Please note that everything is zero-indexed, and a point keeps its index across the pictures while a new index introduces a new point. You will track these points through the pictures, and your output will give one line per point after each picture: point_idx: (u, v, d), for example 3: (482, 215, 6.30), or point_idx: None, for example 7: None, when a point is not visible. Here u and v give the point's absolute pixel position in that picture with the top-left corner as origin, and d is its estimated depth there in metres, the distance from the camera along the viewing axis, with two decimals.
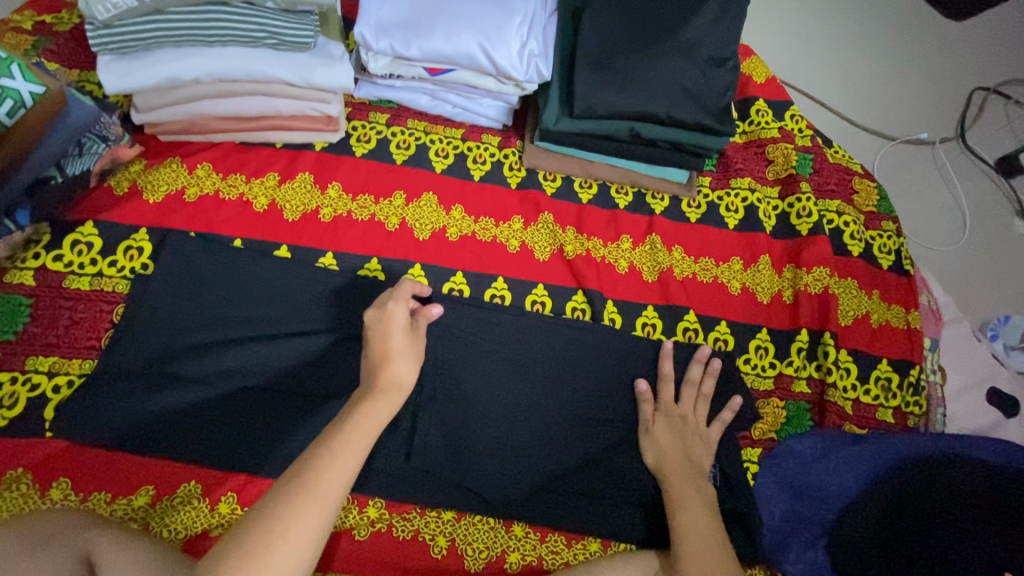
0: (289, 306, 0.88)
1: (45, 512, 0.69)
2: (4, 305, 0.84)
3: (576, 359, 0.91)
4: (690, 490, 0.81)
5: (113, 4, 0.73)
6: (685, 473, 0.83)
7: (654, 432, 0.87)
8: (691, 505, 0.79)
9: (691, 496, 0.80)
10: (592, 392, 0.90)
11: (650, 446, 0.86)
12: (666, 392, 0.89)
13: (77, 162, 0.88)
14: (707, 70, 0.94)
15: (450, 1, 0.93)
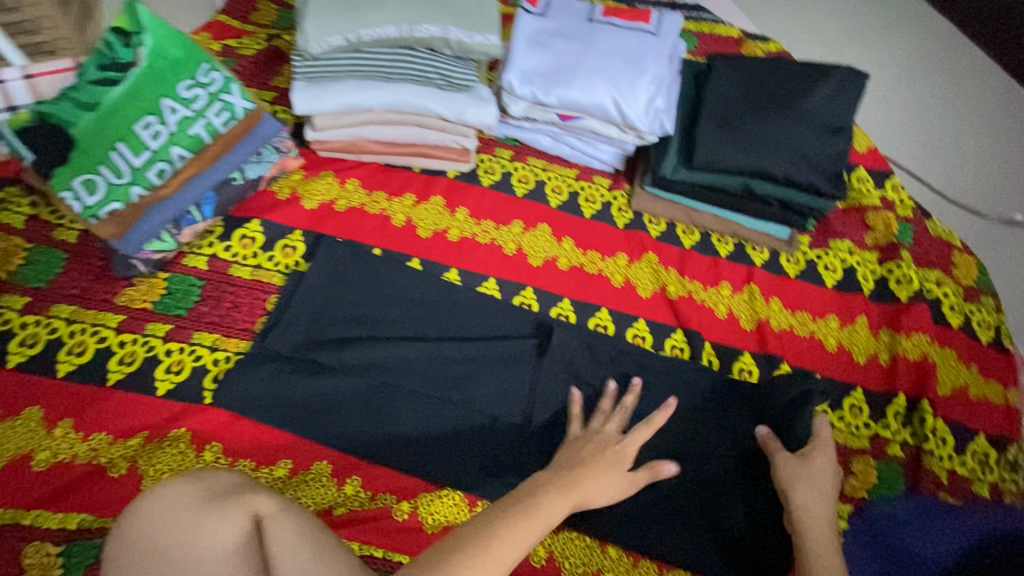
0: (420, 312, 0.97)
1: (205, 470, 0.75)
2: (179, 284, 0.96)
3: (676, 393, 0.96)
4: (828, 538, 0.77)
5: (326, 42, 0.90)
6: (823, 521, 0.79)
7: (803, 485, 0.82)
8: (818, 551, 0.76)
9: (821, 541, 0.77)
10: (690, 428, 0.93)
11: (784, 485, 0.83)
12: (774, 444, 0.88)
13: (255, 167, 0.98)
14: (823, 138, 1.01)
15: (590, 58, 1.04)
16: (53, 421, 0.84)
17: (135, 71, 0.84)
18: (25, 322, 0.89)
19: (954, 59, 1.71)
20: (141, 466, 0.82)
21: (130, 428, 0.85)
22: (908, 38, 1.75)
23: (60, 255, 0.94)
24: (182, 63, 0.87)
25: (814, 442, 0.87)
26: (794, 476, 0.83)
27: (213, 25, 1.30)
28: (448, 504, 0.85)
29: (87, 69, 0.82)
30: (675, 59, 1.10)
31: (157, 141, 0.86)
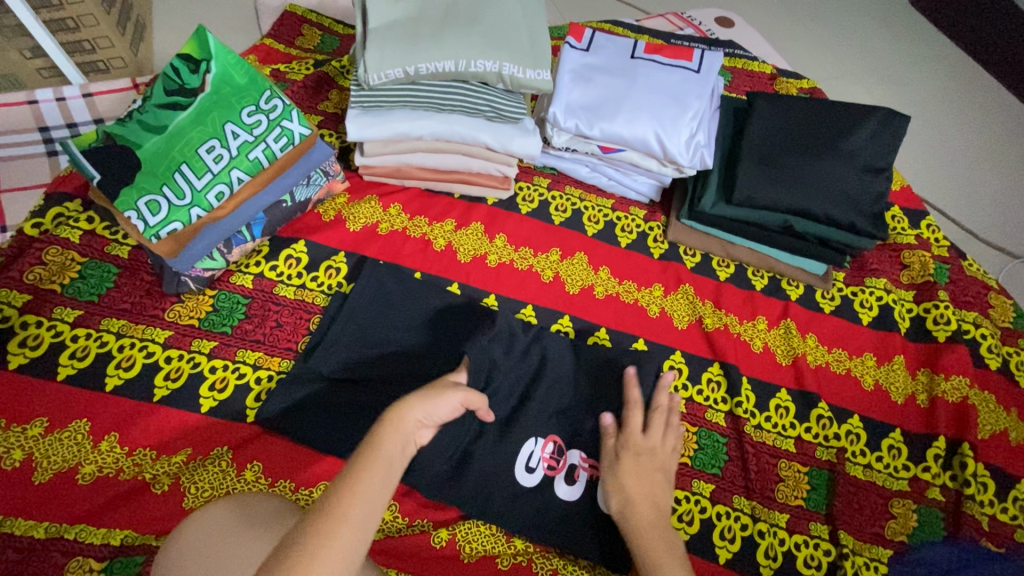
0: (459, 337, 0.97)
1: (248, 494, 0.76)
2: (225, 301, 0.97)
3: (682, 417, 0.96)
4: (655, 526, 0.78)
5: (385, 74, 0.91)
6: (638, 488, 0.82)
7: (627, 458, 0.84)
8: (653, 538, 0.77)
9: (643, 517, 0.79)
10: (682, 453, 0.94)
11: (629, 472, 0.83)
12: (632, 423, 0.88)
13: (304, 190, 1.01)
14: (865, 178, 1.02)
15: (634, 93, 1.06)
16: (98, 435, 0.85)
17: (200, 97, 0.87)
18: (76, 335, 0.91)
19: (977, 103, 1.75)
20: (184, 482, 0.82)
21: (174, 444, 0.86)
22: (933, 81, 1.79)
23: (112, 270, 0.97)
24: (245, 90, 0.90)
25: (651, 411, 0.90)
26: (631, 441, 0.86)
27: (262, 48, 1.35)
28: (484, 532, 0.86)
29: (156, 93, 0.87)
30: (716, 95, 1.12)
31: (219, 164, 0.88)
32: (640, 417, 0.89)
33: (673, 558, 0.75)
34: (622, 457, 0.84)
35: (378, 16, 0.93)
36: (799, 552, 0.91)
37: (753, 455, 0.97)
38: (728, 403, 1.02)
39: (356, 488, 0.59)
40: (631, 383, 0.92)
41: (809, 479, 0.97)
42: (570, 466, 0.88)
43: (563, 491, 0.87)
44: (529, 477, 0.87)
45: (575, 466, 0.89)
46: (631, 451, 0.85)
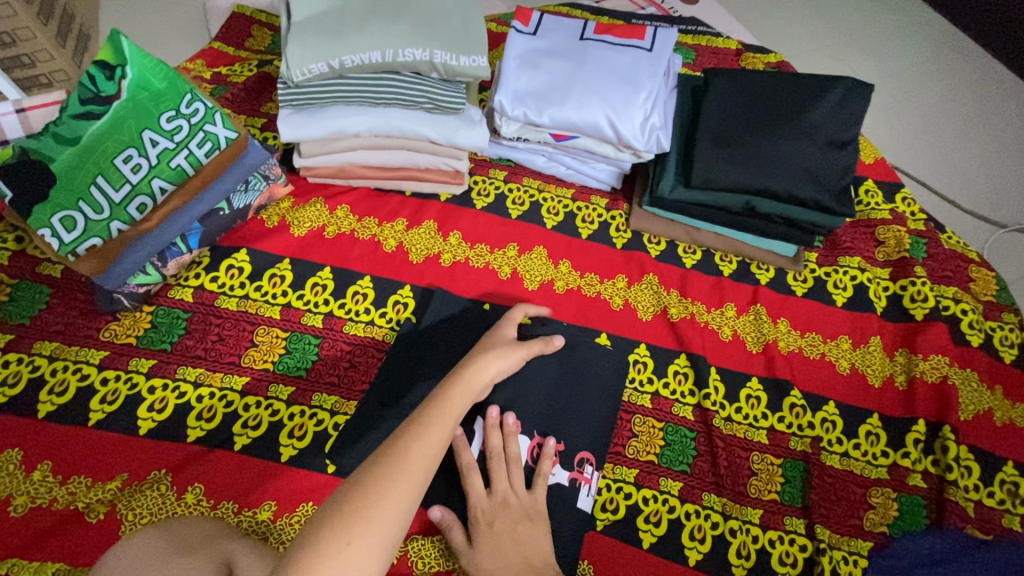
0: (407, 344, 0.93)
1: (173, 520, 0.72)
2: (164, 317, 0.93)
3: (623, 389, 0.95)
4: None
5: (309, 69, 0.88)
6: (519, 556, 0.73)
7: (485, 546, 0.74)
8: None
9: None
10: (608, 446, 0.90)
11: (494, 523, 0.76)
12: (497, 475, 0.79)
13: (242, 197, 0.97)
14: (828, 152, 0.97)
15: (583, 75, 1.01)
16: (31, 464, 0.81)
17: (116, 104, 0.83)
18: (7, 360, 0.87)
19: (958, 69, 1.69)
20: (119, 509, 0.79)
21: (109, 470, 0.82)
22: (911, 49, 1.73)
23: (44, 291, 0.93)
24: (164, 95, 0.86)
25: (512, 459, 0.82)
26: (494, 524, 0.75)
27: (207, 51, 1.30)
28: (439, 547, 0.81)
29: (70, 103, 0.82)
30: (671, 74, 1.07)
31: (138, 174, 0.84)
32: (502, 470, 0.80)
33: None
34: (477, 548, 0.74)
35: (302, 10, 0.91)
36: (774, 549, 0.86)
37: (724, 449, 0.93)
38: (696, 395, 0.97)
39: (449, 396, 0.70)
40: (460, 444, 0.81)
41: (783, 471, 0.92)
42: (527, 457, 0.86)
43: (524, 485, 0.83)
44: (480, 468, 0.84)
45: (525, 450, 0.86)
46: (495, 540, 0.74)
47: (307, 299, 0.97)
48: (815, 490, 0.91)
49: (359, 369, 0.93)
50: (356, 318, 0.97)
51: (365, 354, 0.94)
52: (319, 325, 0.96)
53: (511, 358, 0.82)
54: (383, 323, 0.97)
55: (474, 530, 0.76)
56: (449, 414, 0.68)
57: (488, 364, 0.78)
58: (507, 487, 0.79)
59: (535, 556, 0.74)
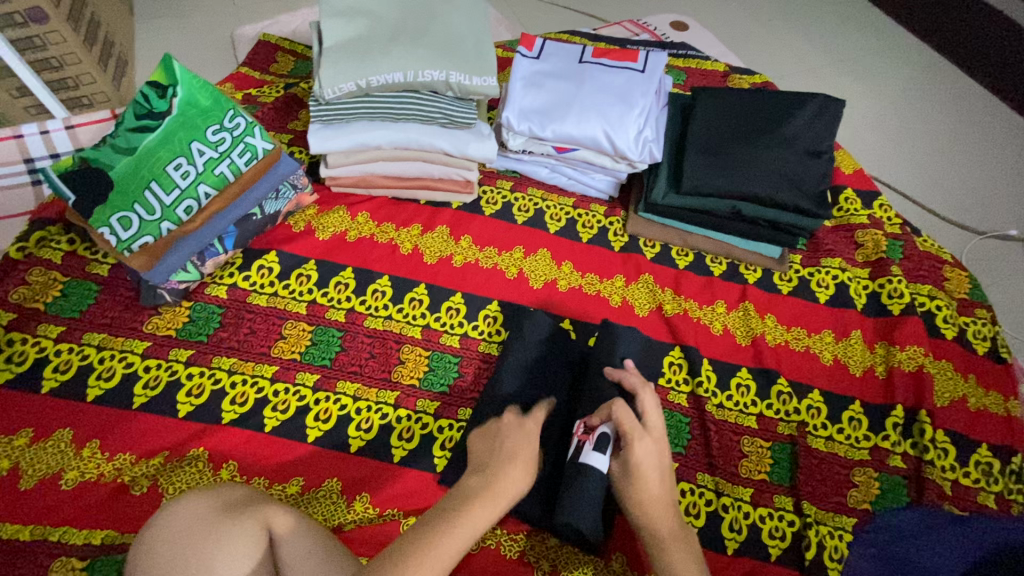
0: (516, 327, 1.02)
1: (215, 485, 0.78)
2: (201, 312, 1.02)
3: None
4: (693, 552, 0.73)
5: (338, 88, 0.99)
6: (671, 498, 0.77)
7: (649, 480, 0.76)
8: (681, 555, 0.72)
9: (678, 542, 0.73)
10: None
11: (646, 466, 0.77)
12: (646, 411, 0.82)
13: (273, 204, 1.07)
14: (806, 161, 1.07)
15: (582, 94, 1.12)
16: (81, 442, 0.88)
17: (168, 119, 0.93)
18: (59, 349, 0.95)
19: (935, 89, 1.81)
20: (161, 483, 0.86)
21: (152, 448, 0.89)
22: (890, 71, 1.85)
23: (92, 288, 1.02)
24: (210, 111, 0.97)
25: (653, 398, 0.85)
26: (647, 454, 0.77)
27: (238, 75, 1.42)
28: None
29: (126, 118, 0.92)
30: (662, 93, 1.18)
31: (186, 180, 0.94)
32: (645, 407, 0.83)
33: None
34: (633, 469, 0.77)
35: (332, 36, 1.02)
36: (765, 524, 0.93)
37: (717, 432, 1.00)
38: (690, 384, 1.05)
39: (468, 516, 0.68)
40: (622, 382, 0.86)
41: (772, 453, 0.99)
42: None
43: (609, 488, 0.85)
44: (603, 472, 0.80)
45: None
46: (651, 473, 0.77)
47: (331, 297, 1.06)
48: (802, 471, 0.97)
49: (379, 359, 1.01)
50: (376, 313, 1.06)
51: (385, 345, 1.03)
52: (342, 319, 1.04)
53: (525, 475, 0.75)
54: (400, 317, 1.06)
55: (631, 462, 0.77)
56: (456, 542, 0.66)
57: (502, 481, 0.73)
58: (655, 423, 0.82)
59: (667, 491, 0.77)
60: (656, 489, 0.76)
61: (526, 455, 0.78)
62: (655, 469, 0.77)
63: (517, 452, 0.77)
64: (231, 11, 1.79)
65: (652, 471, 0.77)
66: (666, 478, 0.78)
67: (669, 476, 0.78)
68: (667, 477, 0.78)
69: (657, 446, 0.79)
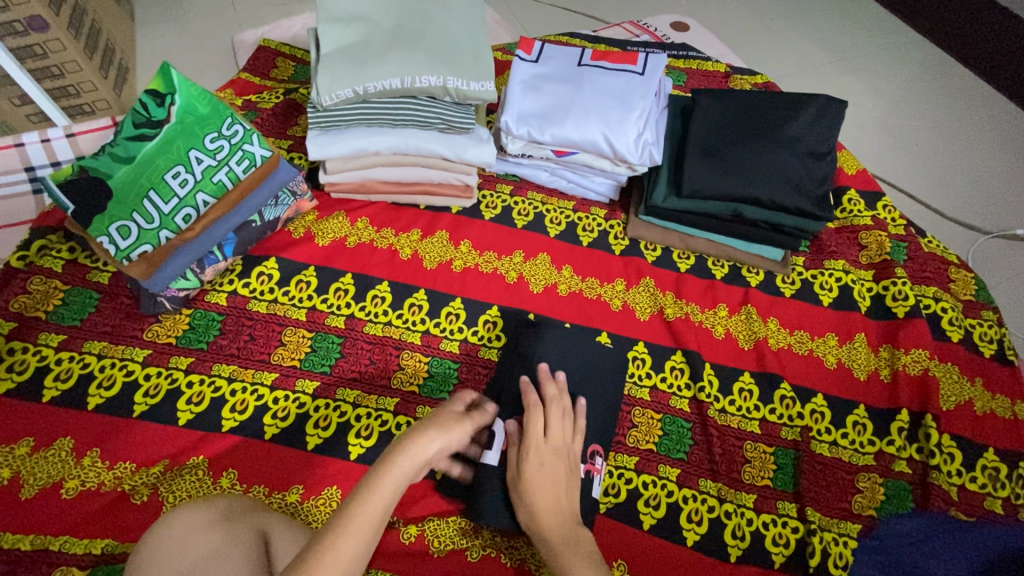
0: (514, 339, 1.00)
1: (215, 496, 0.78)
2: (201, 319, 1.02)
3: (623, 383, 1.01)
4: (585, 554, 0.75)
5: (336, 95, 0.98)
6: (564, 505, 0.79)
7: (536, 489, 0.79)
8: (573, 560, 0.73)
9: (571, 550, 0.74)
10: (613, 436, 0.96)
11: (537, 478, 0.80)
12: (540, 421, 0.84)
13: (272, 210, 1.07)
14: (808, 163, 1.06)
15: (581, 97, 1.11)
16: (81, 451, 0.88)
17: (166, 128, 0.93)
18: (60, 357, 0.96)
19: (939, 87, 1.79)
20: (161, 492, 0.86)
21: (151, 456, 0.89)
22: (894, 69, 1.83)
23: (93, 296, 1.02)
24: (207, 119, 0.97)
25: (557, 402, 0.87)
26: (538, 465, 0.80)
27: (238, 81, 1.42)
28: (454, 528, 0.87)
29: (125, 128, 0.93)
30: (662, 95, 1.17)
31: (184, 188, 0.94)
32: (543, 416, 0.85)
33: None
34: (527, 478, 0.79)
35: (329, 43, 1.02)
36: (768, 531, 0.92)
37: (719, 438, 0.99)
38: (692, 389, 1.04)
39: (379, 481, 0.70)
40: (527, 388, 0.88)
41: (775, 459, 0.98)
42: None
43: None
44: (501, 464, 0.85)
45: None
46: (541, 483, 0.79)
47: (330, 303, 1.06)
48: (806, 477, 0.96)
49: (378, 366, 1.01)
50: (375, 319, 1.05)
51: (384, 352, 1.02)
52: (342, 325, 1.04)
53: (452, 434, 0.79)
54: (400, 323, 1.05)
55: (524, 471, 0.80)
56: (380, 503, 0.68)
57: (428, 438, 0.76)
58: (557, 433, 0.84)
59: (567, 502, 0.80)
60: (548, 499, 0.79)
61: (446, 418, 0.81)
62: (548, 478, 0.80)
63: (437, 420, 0.80)
64: (231, 17, 1.79)
65: (543, 480, 0.79)
66: (560, 485, 0.80)
67: (563, 484, 0.81)
68: (560, 485, 0.80)
69: (548, 455, 0.82)
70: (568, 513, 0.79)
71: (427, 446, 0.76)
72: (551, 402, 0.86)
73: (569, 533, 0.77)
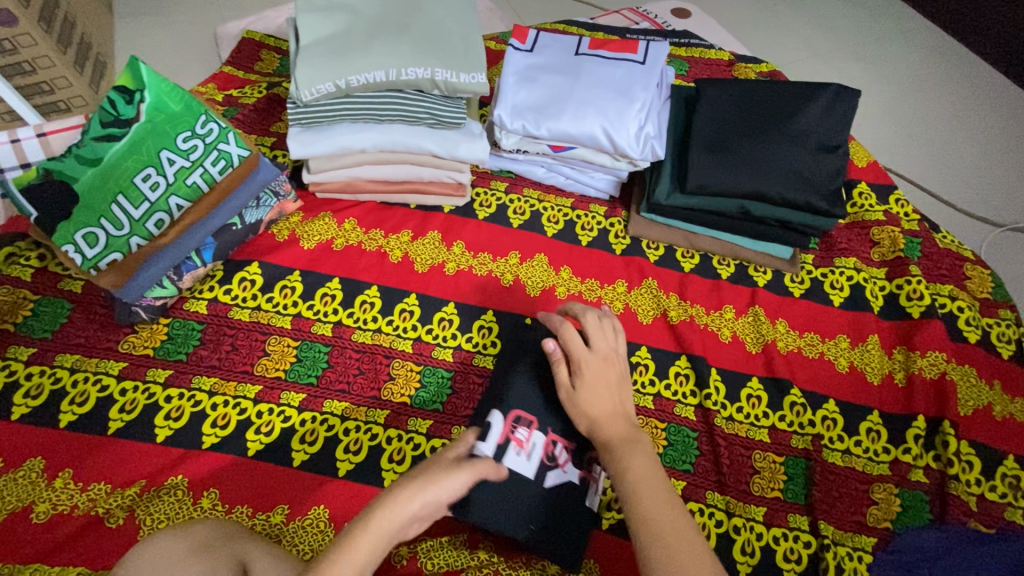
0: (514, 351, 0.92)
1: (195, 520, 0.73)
2: (180, 329, 0.97)
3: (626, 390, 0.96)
4: (645, 452, 0.74)
5: (317, 89, 0.93)
6: (619, 411, 0.79)
7: (589, 397, 0.78)
8: (635, 459, 0.73)
9: (632, 450, 0.74)
10: None
11: (588, 388, 0.79)
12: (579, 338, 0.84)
13: (254, 212, 1.02)
14: (819, 156, 1.00)
15: (578, 89, 1.05)
16: (53, 472, 0.84)
17: (135, 126, 0.87)
18: (30, 372, 0.91)
19: (950, 74, 1.72)
20: (138, 515, 0.81)
21: (128, 476, 0.84)
22: (903, 55, 1.77)
23: (65, 306, 0.97)
24: (180, 117, 0.91)
25: (594, 321, 0.87)
26: (590, 373, 0.80)
27: (220, 75, 1.35)
28: (447, 549, 0.81)
29: (92, 126, 0.86)
30: (664, 85, 1.11)
31: (156, 192, 0.89)
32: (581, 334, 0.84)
33: (663, 503, 0.69)
34: (582, 390, 0.79)
35: (309, 33, 0.96)
36: (779, 546, 0.87)
37: (726, 448, 0.94)
38: (697, 396, 0.99)
39: (349, 541, 0.63)
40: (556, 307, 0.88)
41: (785, 469, 0.94)
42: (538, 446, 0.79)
43: (539, 482, 0.78)
44: (498, 461, 0.75)
45: (539, 447, 0.79)
46: (595, 390, 0.79)
47: (316, 310, 1.01)
48: (818, 488, 0.92)
49: (368, 377, 0.96)
50: (364, 326, 1.00)
51: (373, 361, 0.97)
52: (329, 333, 0.99)
53: (445, 483, 0.69)
54: (390, 330, 1.00)
55: (578, 379, 0.80)
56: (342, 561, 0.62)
57: (414, 486, 0.68)
58: (604, 345, 0.84)
59: (622, 406, 0.80)
60: (605, 406, 0.78)
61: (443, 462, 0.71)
62: (602, 385, 0.80)
63: (429, 471, 0.69)
64: (215, 9, 1.72)
65: (598, 390, 0.79)
66: (614, 393, 0.80)
67: (616, 391, 0.80)
68: (614, 392, 0.80)
69: (598, 367, 0.81)
70: (627, 418, 0.79)
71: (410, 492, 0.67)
72: (588, 322, 0.86)
73: (628, 436, 0.76)
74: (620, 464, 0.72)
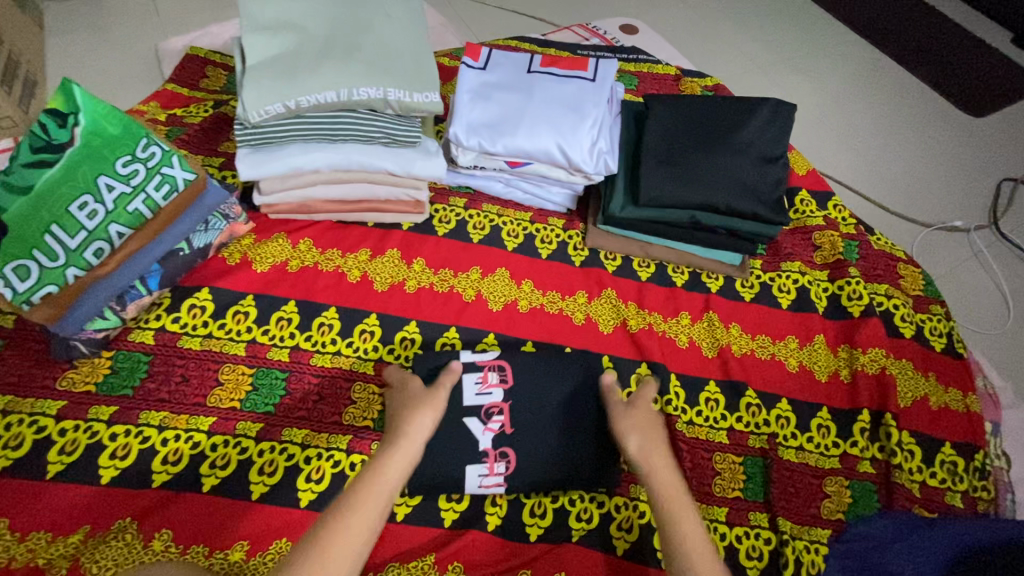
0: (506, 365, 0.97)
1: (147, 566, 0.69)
2: (125, 361, 0.92)
3: None
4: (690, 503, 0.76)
5: (266, 110, 0.91)
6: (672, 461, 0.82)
7: (641, 441, 0.83)
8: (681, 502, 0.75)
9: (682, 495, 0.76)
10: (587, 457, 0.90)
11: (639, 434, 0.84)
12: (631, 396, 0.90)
13: (202, 236, 0.99)
14: (761, 166, 1.06)
15: (531, 105, 1.07)
16: None
17: (69, 152, 0.83)
18: None
19: (878, 85, 1.85)
20: (82, 564, 0.76)
21: (71, 523, 0.79)
22: (836, 68, 1.88)
23: None
24: (119, 141, 0.86)
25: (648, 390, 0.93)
26: (642, 424, 0.86)
27: (161, 93, 1.30)
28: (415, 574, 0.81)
29: (21, 152, 0.81)
30: (614, 101, 1.14)
31: (94, 221, 0.85)
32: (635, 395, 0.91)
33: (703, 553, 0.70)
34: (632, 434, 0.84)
35: (256, 54, 0.94)
36: (741, 544, 0.90)
37: (688, 451, 0.97)
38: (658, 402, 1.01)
39: (379, 466, 0.71)
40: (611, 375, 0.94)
41: (744, 468, 0.97)
42: (484, 450, 0.88)
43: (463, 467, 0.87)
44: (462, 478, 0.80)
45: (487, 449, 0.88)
46: (648, 435, 0.84)
47: (273, 335, 0.98)
48: (775, 484, 0.96)
49: (329, 401, 0.94)
50: (323, 349, 0.98)
51: (334, 385, 0.95)
52: (287, 358, 0.96)
53: (437, 406, 0.82)
54: (350, 352, 0.98)
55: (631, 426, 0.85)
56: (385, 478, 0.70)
57: (421, 414, 0.79)
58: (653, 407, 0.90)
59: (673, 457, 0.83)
60: (658, 451, 0.82)
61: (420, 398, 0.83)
62: (656, 435, 0.85)
63: (422, 402, 0.82)
64: (155, 23, 1.66)
65: (651, 439, 0.84)
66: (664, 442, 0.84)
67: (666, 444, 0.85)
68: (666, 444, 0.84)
69: (652, 421, 0.87)
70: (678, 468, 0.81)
71: (421, 420, 0.79)
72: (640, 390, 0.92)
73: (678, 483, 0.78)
74: (667, 505, 0.74)
